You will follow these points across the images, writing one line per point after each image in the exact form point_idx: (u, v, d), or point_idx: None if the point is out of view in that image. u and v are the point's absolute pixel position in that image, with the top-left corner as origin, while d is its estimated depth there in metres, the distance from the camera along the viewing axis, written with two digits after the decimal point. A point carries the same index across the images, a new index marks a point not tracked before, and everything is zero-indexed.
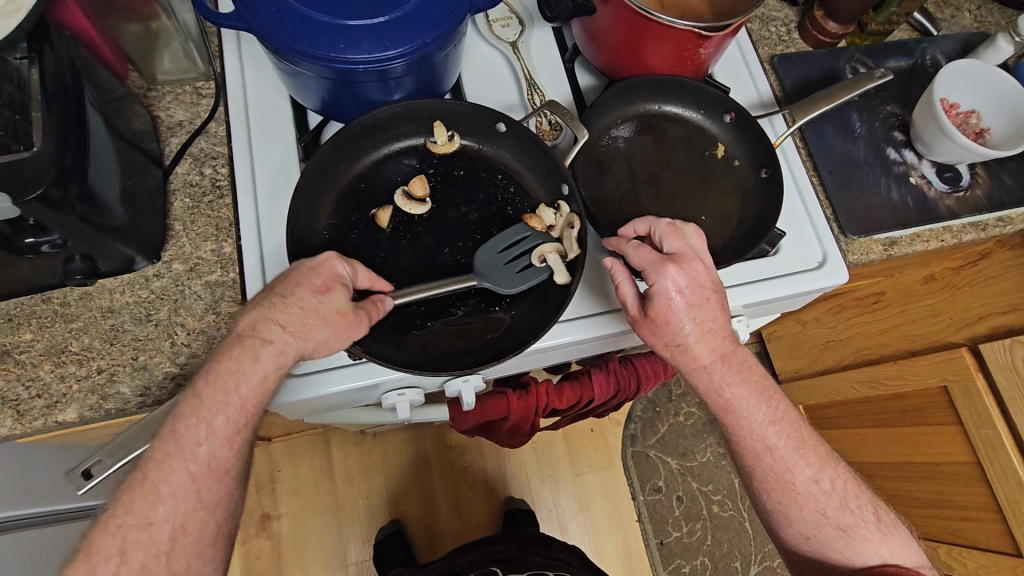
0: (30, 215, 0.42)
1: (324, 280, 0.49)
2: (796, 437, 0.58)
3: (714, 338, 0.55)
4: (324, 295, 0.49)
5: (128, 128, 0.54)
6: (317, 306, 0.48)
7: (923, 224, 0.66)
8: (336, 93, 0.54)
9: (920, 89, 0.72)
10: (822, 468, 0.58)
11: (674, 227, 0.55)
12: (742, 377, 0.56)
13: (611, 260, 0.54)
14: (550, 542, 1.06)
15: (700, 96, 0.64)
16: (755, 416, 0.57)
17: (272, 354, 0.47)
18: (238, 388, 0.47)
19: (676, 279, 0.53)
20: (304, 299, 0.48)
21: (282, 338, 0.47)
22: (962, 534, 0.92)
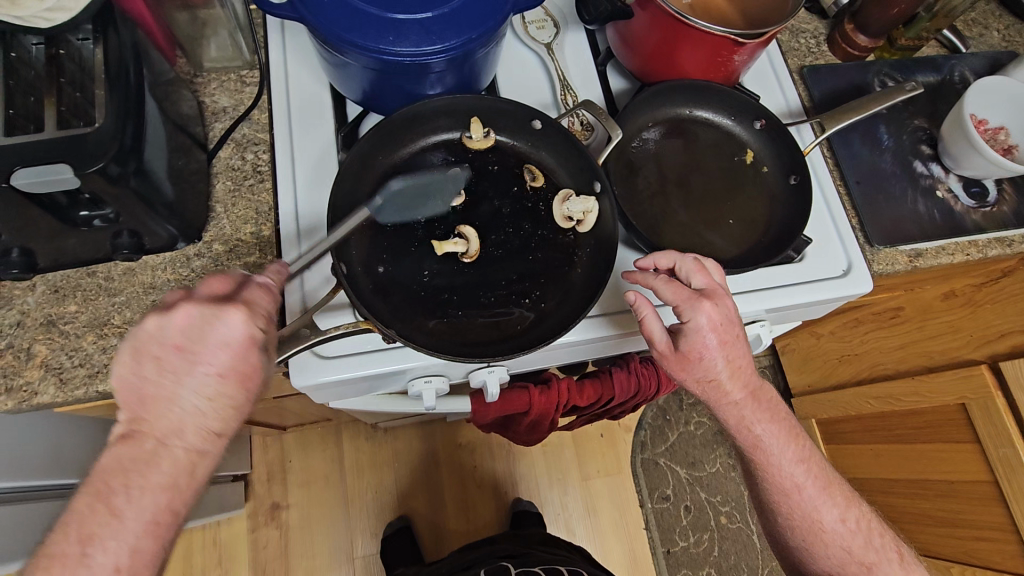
0: (88, 188, 0.44)
1: (216, 346, 0.42)
2: (821, 476, 0.62)
3: (742, 374, 0.57)
4: (222, 366, 0.42)
5: (176, 111, 0.55)
6: (213, 383, 0.42)
7: (949, 236, 0.67)
8: (379, 85, 0.56)
9: (948, 104, 0.73)
10: (847, 507, 0.62)
11: (702, 263, 0.55)
12: (771, 415, 0.59)
13: (643, 297, 0.54)
14: (555, 540, 1.06)
15: (731, 102, 0.65)
16: (784, 454, 0.60)
17: (184, 453, 0.42)
18: (141, 489, 0.40)
19: (710, 316, 0.53)
20: (215, 381, 0.42)
21: (203, 428, 0.42)
22: (977, 554, 0.92)
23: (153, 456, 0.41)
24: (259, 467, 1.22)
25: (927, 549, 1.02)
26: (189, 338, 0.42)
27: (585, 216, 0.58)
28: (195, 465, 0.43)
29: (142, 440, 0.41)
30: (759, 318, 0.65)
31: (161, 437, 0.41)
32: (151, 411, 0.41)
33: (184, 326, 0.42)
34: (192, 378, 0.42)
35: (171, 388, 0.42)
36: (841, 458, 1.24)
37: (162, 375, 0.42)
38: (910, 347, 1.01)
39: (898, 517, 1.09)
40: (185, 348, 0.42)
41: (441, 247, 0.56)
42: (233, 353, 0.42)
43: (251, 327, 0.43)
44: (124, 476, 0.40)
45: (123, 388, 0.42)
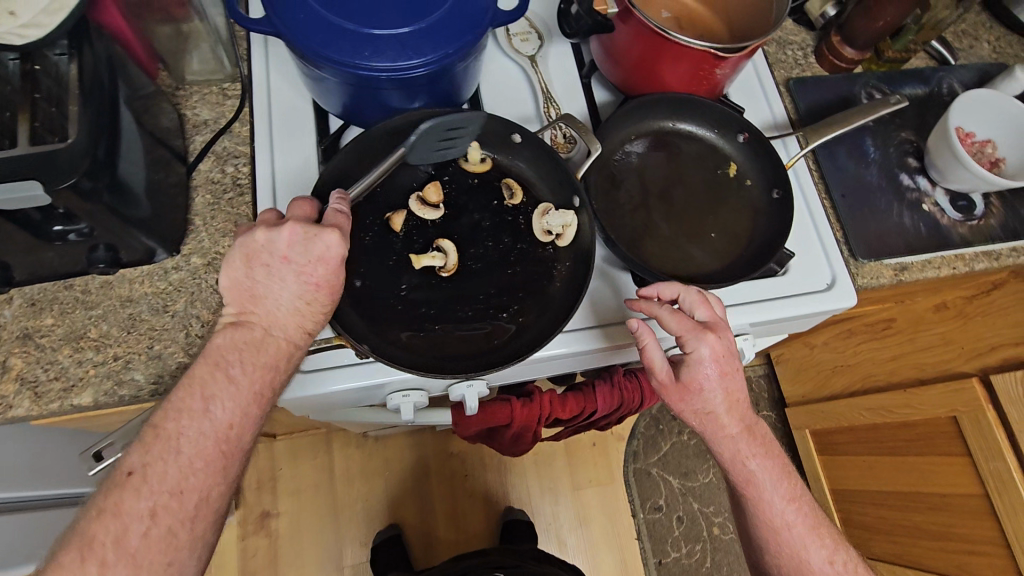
0: (61, 204, 0.44)
1: (313, 258, 0.49)
2: (812, 516, 0.61)
3: (740, 408, 0.57)
4: (313, 278, 0.49)
5: (156, 124, 0.55)
6: (306, 290, 0.49)
7: (934, 251, 0.66)
8: (358, 99, 0.56)
9: (935, 117, 0.72)
10: (835, 549, 0.62)
11: (705, 296, 0.56)
12: (765, 450, 0.59)
13: (644, 324, 0.53)
14: (546, 556, 1.05)
15: (714, 116, 0.65)
16: (776, 491, 0.60)
17: (284, 341, 0.50)
18: (250, 366, 0.47)
19: (713, 348, 0.54)
20: (315, 291, 0.49)
21: (299, 325, 0.50)
22: (968, 570, 0.90)
23: (262, 341, 0.49)
24: (249, 475, 1.22)
25: (917, 563, 1.01)
26: (294, 252, 0.48)
27: (564, 230, 0.58)
28: (291, 353, 0.50)
29: (251, 328, 0.49)
30: (743, 332, 0.65)
31: (268, 327, 0.49)
32: (260, 305, 0.49)
33: (289, 241, 0.48)
34: (292, 284, 0.49)
35: (276, 290, 0.49)
36: (835, 470, 1.23)
37: (271, 278, 0.49)
38: (903, 359, 1.00)
39: (890, 530, 1.08)
40: (290, 258, 0.48)
41: (418, 260, 0.56)
42: (329, 269, 0.49)
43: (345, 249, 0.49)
44: (240, 352, 0.48)
45: (236, 285, 0.49)
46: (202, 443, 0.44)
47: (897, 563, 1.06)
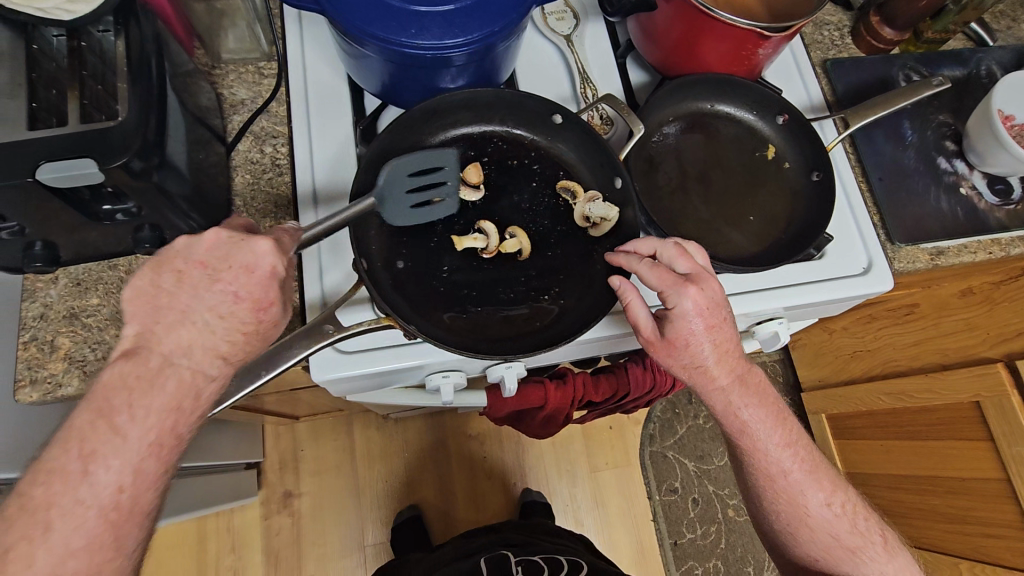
0: (112, 182, 0.44)
1: (230, 266, 0.43)
2: (809, 461, 0.62)
3: (731, 358, 0.56)
4: (229, 289, 0.43)
5: (195, 103, 0.55)
6: (217, 308, 0.43)
7: (971, 234, 0.66)
8: (398, 77, 0.55)
9: (974, 100, 0.71)
10: (834, 492, 0.63)
11: (683, 248, 0.54)
12: (759, 399, 0.59)
13: (624, 281, 0.52)
14: (556, 529, 1.07)
15: (753, 97, 0.64)
16: (771, 439, 0.60)
17: (189, 374, 0.42)
18: (144, 410, 0.40)
19: (696, 301, 0.52)
20: (238, 306, 0.43)
21: (209, 349, 0.43)
22: (986, 551, 0.92)
23: (159, 374, 0.41)
24: (271, 455, 1.24)
25: (935, 544, 1.03)
26: (214, 257, 0.43)
27: (603, 222, 0.57)
28: (199, 387, 0.43)
29: (146, 358, 0.41)
30: (777, 316, 0.65)
31: (169, 355, 0.42)
32: (163, 320, 0.42)
33: (211, 245, 0.43)
34: (208, 294, 0.43)
35: (188, 302, 0.43)
36: (850, 453, 1.24)
37: (182, 287, 0.42)
38: (927, 344, 1.00)
39: (905, 512, 1.09)
40: (208, 265, 0.43)
41: (460, 242, 0.55)
42: (252, 282, 0.43)
43: (277, 259, 0.44)
44: (128, 395, 0.40)
45: (139, 294, 0.42)
46: (127, 462, 0.40)
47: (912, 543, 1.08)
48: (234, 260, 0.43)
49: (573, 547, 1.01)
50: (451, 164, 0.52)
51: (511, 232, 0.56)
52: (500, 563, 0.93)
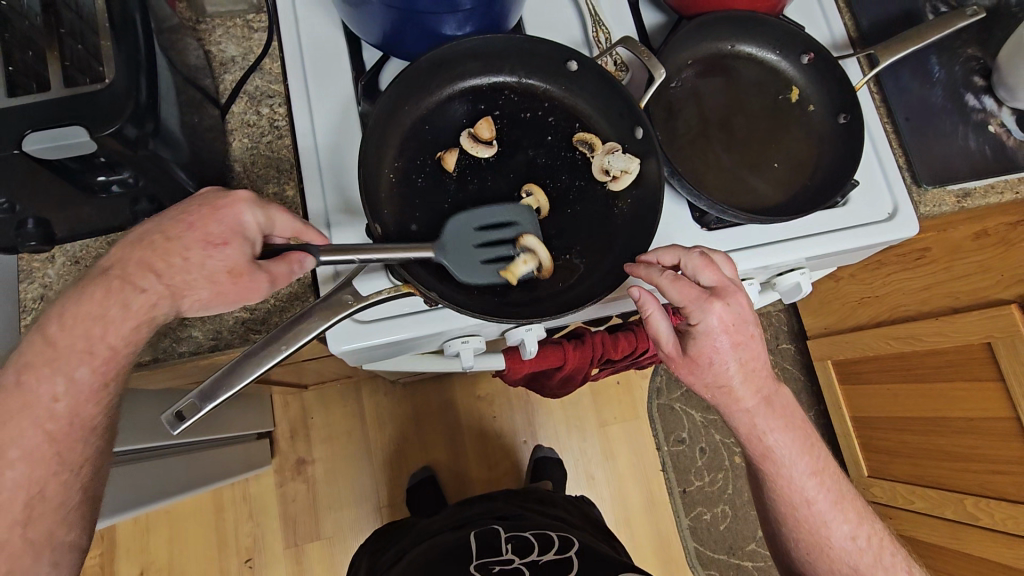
0: (105, 152, 0.40)
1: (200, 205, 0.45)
2: (835, 492, 0.63)
3: (756, 378, 0.55)
4: (194, 227, 0.44)
5: (184, 63, 0.51)
6: (174, 240, 0.44)
7: (1000, 174, 0.63)
8: (401, 27, 0.51)
9: (1005, 30, 0.68)
10: (859, 525, 0.63)
11: (709, 259, 0.52)
12: (786, 423, 0.58)
13: (647, 295, 0.50)
14: (550, 500, 1.03)
15: (778, 35, 0.61)
16: (797, 467, 0.60)
17: (119, 283, 0.44)
18: (72, 316, 0.43)
19: (720, 317, 0.51)
20: (198, 244, 0.44)
21: (153, 269, 0.44)
22: (991, 486, 0.95)
23: (95, 282, 0.44)
24: (281, 424, 1.24)
25: (939, 482, 1.05)
26: (197, 198, 0.46)
27: (623, 175, 0.55)
28: (130, 298, 0.44)
29: (91, 277, 0.45)
30: (800, 266, 0.63)
31: (109, 268, 0.44)
32: (122, 244, 0.45)
33: (204, 195, 0.47)
34: (169, 230, 0.45)
35: (151, 230, 0.45)
36: (857, 398, 1.25)
37: (153, 223, 0.45)
38: (933, 289, 0.98)
39: (910, 453, 1.11)
40: (188, 207, 0.45)
41: (513, 272, 0.51)
42: (217, 220, 0.44)
43: (250, 210, 0.45)
44: (60, 308, 0.43)
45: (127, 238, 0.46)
46: (59, 372, 0.43)
47: (918, 482, 1.10)
48: (209, 201, 0.45)
49: (566, 522, 0.97)
50: (521, 216, 0.52)
51: (526, 189, 0.54)
52: (487, 538, 0.89)
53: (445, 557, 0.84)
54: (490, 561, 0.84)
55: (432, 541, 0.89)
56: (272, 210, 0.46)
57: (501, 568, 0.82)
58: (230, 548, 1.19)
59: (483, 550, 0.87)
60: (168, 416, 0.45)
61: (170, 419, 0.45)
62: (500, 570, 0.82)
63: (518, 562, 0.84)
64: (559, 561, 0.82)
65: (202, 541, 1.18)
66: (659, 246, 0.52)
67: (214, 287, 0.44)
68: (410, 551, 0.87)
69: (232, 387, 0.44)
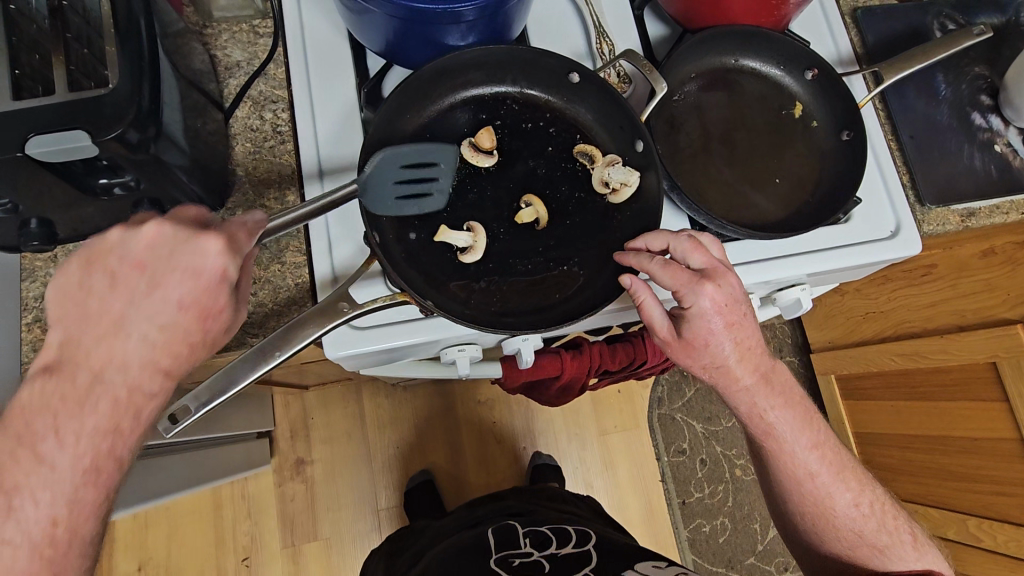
0: (107, 156, 0.41)
1: (161, 263, 0.39)
2: (836, 463, 0.62)
3: (752, 356, 0.55)
4: (161, 287, 0.39)
5: (189, 67, 0.51)
6: (145, 307, 0.39)
7: (1004, 194, 0.63)
8: (403, 36, 0.51)
9: (1013, 49, 0.67)
10: (860, 492, 0.63)
11: (698, 242, 0.52)
12: (783, 399, 0.58)
13: (640, 283, 0.50)
14: (563, 497, 1.03)
15: (782, 50, 0.60)
16: (798, 441, 0.60)
17: (124, 390, 0.39)
18: (72, 431, 0.38)
19: (713, 298, 0.51)
20: (175, 311, 0.40)
21: (150, 363, 0.40)
22: (995, 508, 0.94)
23: (90, 393, 0.38)
24: (282, 424, 1.24)
25: (943, 501, 1.04)
26: (153, 259, 0.39)
27: (622, 188, 0.55)
28: (139, 406, 0.40)
29: (73, 373, 0.38)
30: (801, 282, 0.63)
31: (101, 370, 0.38)
32: (92, 333, 0.39)
33: (152, 244, 0.39)
34: (141, 301, 0.39)
35: (121, 311, 0.39)
36: (859, 413, 1.24)
37: (114, 291, 0.39)
38: (938, 307, 0.97)
39: (913, 471, 1.10)
40: (147, 266, 0.39)
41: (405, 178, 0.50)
42: (195, 283, 0.40)
43: (226, 262, 0.40)
44: (53, 420, 0.38)
45: (67, 297, 0.39)
46: (60, 493, 0.38)
47: (921, 500, 1.09)
48: (177, 262, 0.39)
49: (578, 515, 0.97)
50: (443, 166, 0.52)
51: (468, 226, 0.53)
52: (505, 535, 0.88)
53: (456, 559, 0.83)
54: (510, 554, 0.83)
55: (438, 545, 0.88)
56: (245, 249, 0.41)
57: (521, 561, 0.81)
58: (228, 547, 1.19)
59: (501, 545, 0.86)
60: (163, 422, 0.47)
61: (165, 424, 0.47)
62: (520, 563, 0.81)
63: (538, 554, 0.83)
64: (578, 555, 0.82)
65: (201, 539, 1.19)
66: (648, 232, 0.52)
67: (215, 345, 0.43)
68: (429, 554, 0.87)
69: (230, 388, 0.44)
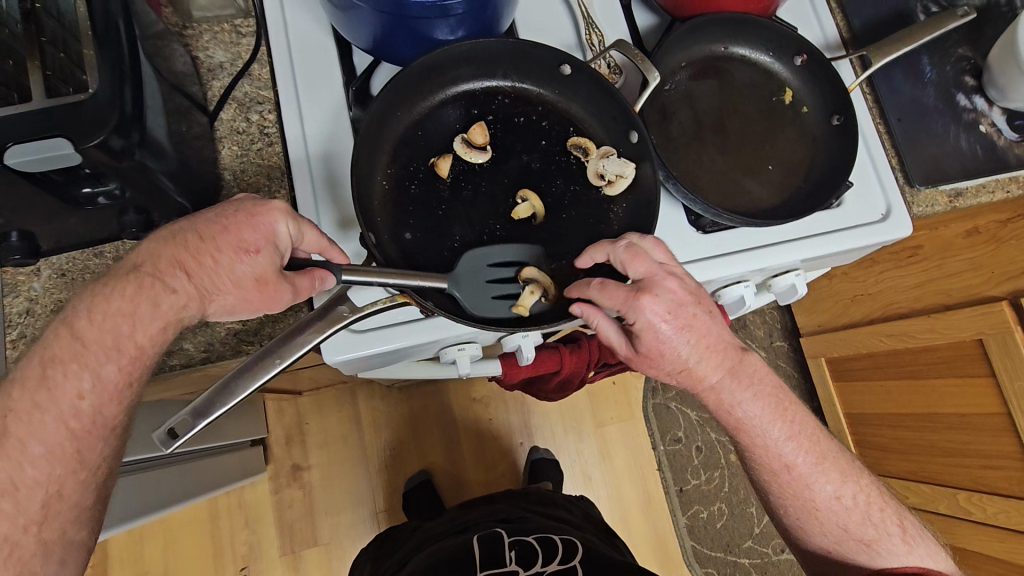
0: (90, 164, 0.40)
1: (233, 208, 0.45)
2: (815, 453, 0.61)
3: (713, 354, 0.54)
4: (221, 223, 0.44)
5: (169, 69, 0.49)
6: (199, 240, 0.44)
7: (992, 173, 0.64)
8: (391, 32, 0.50)
9: (996, 30, 0.68)
10: (843, 484, 0.61)
11: (633, 250, 0.50)
12: (753, 392, 0.57)
13: (582, 305, 0.50)
14: (551, 499, 1.02)
15: (771, 37, 0.60)
16: (772, 436, 0.59)
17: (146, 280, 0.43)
18: None
19: (653, 308, 0.49)
20: (227, 248, 0.44)
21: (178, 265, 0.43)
22: (985, 481, 0.95)
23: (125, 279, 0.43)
24: (276, 431, 1.22)
25: (936, 477, 1.05)
26: (230, 206, 0.45)
27: (618, 180, 0.54)
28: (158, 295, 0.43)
29: (120, 271, 0.44)
30: (795, 268, 0.63)
31: (138, 264, 0.44)
32: (152, 246, 0.44)
33: (235, 201, 0.46)
34: (201, 231, 0.44)
35: (178, 233, 0.44)
36: (850, 394, 1.26)
37: (183, 226, 0.44)
38: (925, 286, 0.99)
39: (906, 449, 1.11)
40: (222, 211, 0.45)
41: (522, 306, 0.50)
42: (250, 228, 0.44)
43: (284, 217, 0.45)
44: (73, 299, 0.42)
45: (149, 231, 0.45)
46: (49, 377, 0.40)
47: (913, 477, 1.11)
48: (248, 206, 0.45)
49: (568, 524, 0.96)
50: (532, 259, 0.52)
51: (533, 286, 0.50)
52: (491, 546, 0.87)
53: (443, 567, 0.82)
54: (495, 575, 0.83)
55: (435, 547, 0.87)
56: (302, 222, 0.46)
57: None
58: (225, 557, 1.17)
59: (486, 561, 0.85)
60: (160, 433, 0.44)
61: (162, 437, 0.44)
62: None
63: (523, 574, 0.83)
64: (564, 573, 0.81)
65: (197, 550, 1.17)
66: (591, 246, 0.52)
67: (241, 293, 0.44)
68: (415, 556, 0.87)
69: (230, 399, 0.43)
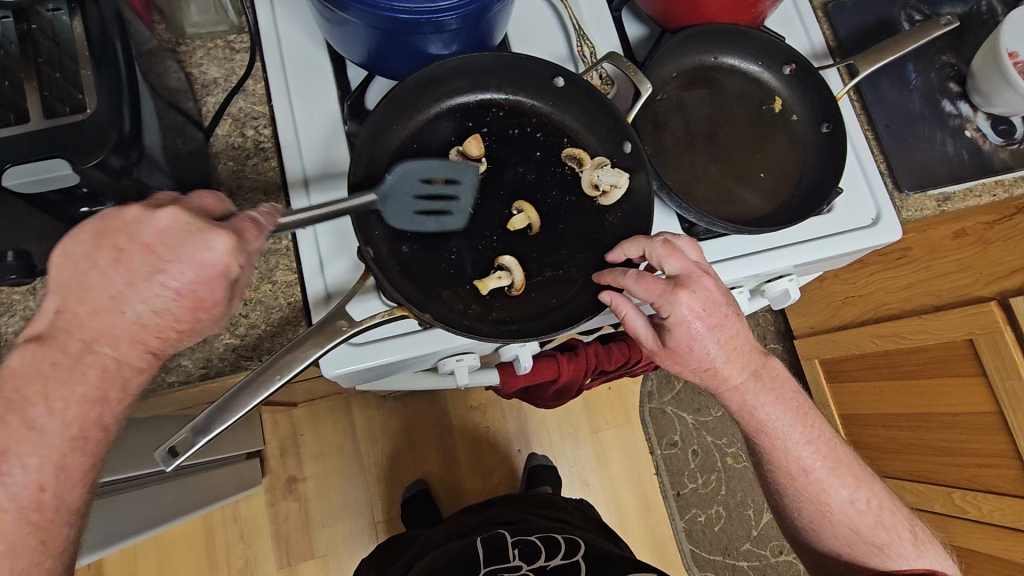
0: (86, 183, 0.40)
1: (164, 244, 0.38)
2: (831, 457, 0.62)
3: (740, 355, 0.54)
4: (160, 270, 0.38)
5: (163, 85, 0.49)
6: (136, 288, 0.38)
7: (978, 177, 0.65)
8: (384, 47, 0.51)
9: (977, 37, 0.69)
10: (857, 488, 0.62)
11: (672, 246, 0.51)
12: (775, 395, 0.58)
13: (617, 297, 0.50)
14: (554, 503, 1.02)
15: (760, 47, 0.61)
16: (794, 438, 0.60)
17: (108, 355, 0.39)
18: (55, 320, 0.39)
19: (690, 304, 0.50)
20: (169, 296, 0.39)
21: (137, 339, 0.39)
22: (980, 480, 0.96)
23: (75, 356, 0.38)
24: (271, 443, 1.22)
25: (931, 477, 1.06)
26: (161, 240, 0.38)
27: (612, 189, 0.55)
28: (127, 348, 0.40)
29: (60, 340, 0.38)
30: (788, 273, 0.64)
31: (90, 340, 0.38)
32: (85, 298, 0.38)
33: (162, 229, 0.38)
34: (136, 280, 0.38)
35: (115, 284, 0.38)
36: (843, 396, 1.27)
37: (117, 267, 0.38)
38: (914, 287, 1.00)
39: (901, 449, 1.12)
40: (154, 248, 0.38)
41: (485, 285, 0.52)
42: (195, 276, 0.38)
43: (233, 259, 0.39)
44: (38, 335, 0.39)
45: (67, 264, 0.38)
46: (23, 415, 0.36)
47: (909, 477, 1.12)
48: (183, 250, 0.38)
49: (569, 524, 0.96)
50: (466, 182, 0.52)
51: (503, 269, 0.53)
52: (493, 547, 0.87)
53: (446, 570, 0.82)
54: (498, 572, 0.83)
55: (435, 554, 0.87)
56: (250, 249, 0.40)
57: None
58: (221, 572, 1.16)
59: (489, 560, 0.85)
60: (161, 451, 0.43)
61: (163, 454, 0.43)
62: None
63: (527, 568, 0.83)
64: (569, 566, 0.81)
65: (193, 565, 1.16)
66: (628, 240, 0.52)
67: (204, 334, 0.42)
68: (416, 564, 0.86)
69: (230, 416, 0.42)
